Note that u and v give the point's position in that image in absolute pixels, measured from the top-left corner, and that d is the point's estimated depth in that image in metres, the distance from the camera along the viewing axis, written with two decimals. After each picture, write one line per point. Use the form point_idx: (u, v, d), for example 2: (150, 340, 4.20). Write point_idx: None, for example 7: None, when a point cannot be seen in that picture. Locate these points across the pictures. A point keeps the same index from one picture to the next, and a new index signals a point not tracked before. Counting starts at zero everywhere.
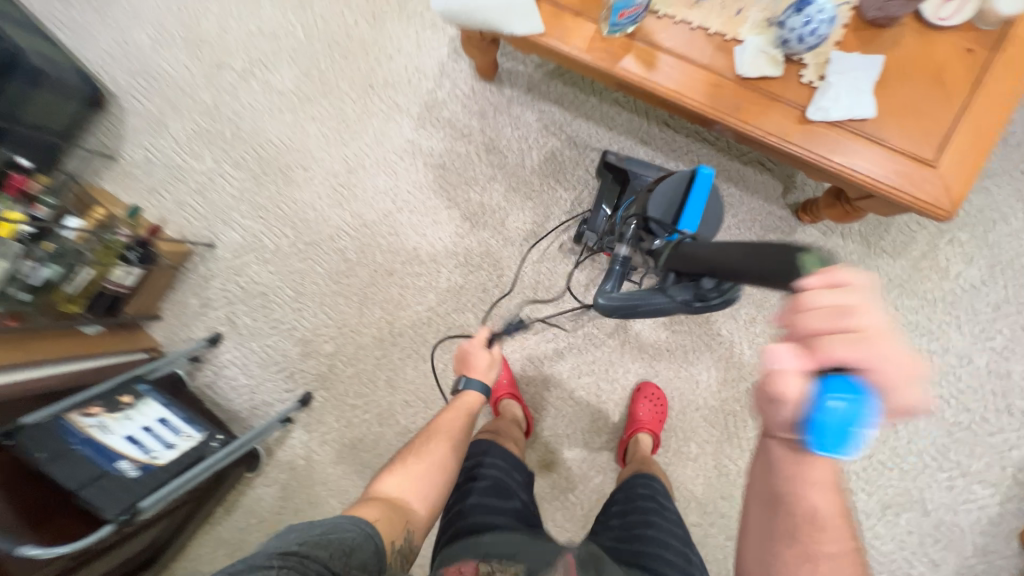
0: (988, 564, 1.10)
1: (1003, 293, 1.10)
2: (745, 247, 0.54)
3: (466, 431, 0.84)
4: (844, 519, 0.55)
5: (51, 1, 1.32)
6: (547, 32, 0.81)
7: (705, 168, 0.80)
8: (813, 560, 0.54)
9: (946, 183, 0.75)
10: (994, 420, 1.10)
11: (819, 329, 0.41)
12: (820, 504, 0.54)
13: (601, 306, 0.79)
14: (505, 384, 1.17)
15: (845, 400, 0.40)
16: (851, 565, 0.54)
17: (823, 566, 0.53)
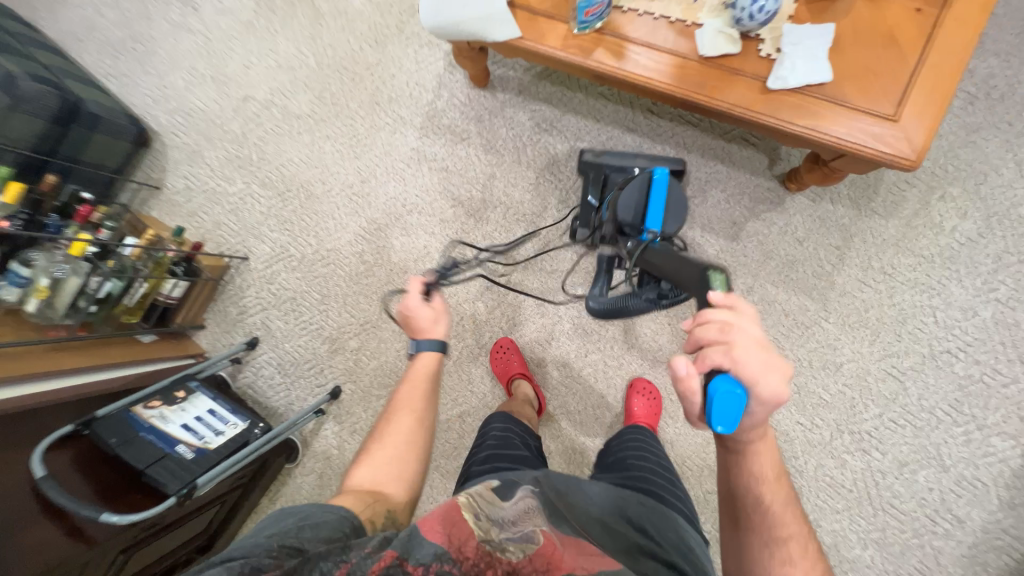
0: (1015, 518, 1.09)
1: (1002, 243, 1.10)
2: (681, 260, 0.75)
3: (428, 399, 0.84)
4: (796, 507, 0.66)
5: (102, 58, 1.52)
6: (524, 35, 0.90)
7: (659, 170, 0.98)
8: (773, 544, 0.64)
9: (908, 135, 0.80)
10: (1007, 371, 1.10)
11: (708, 339, 0.56)
12: (772, 493, 0.65)
13: (594, 308, 1.03)
14: (515, 365, 1.26)
15: (726, 393, 0.53)
16: (807, 548, 0.63)
17: (782, 550, 0.63)
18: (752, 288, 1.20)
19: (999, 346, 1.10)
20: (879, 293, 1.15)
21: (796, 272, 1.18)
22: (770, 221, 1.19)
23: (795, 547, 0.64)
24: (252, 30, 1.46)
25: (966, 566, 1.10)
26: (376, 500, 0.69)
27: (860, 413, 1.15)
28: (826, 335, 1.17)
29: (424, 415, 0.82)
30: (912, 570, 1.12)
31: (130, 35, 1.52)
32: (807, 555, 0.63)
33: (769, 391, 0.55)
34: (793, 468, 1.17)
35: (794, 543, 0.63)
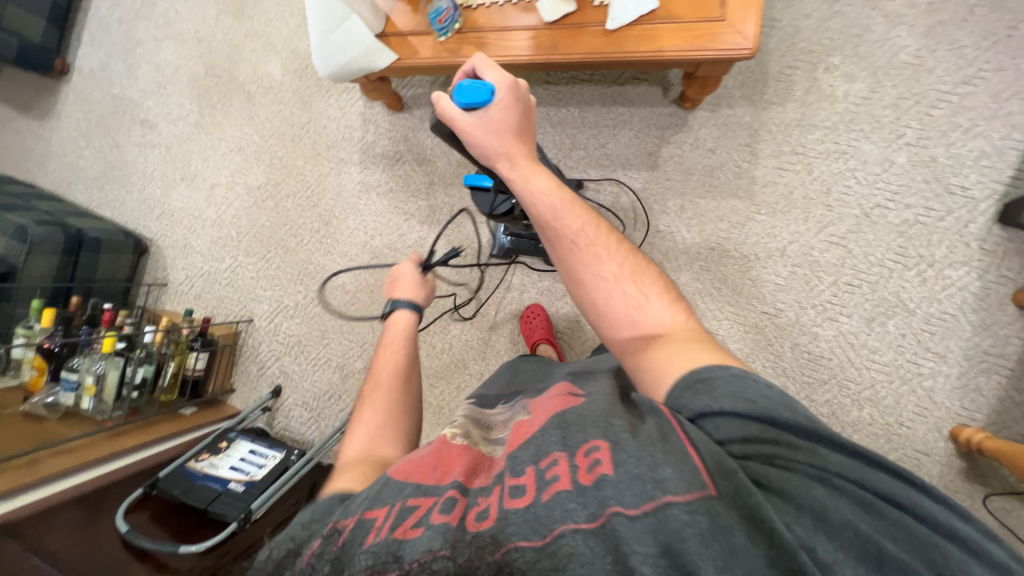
0: (993, 337, 1.12)
1: (893, 92, 1.17)
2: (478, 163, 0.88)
3: (408, 379, 0.82)
4: (572, 200, 0.70)
5: (93, 193, 1.79)
6: (401, 57, 1.05)
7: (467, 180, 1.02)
8: (589, 239, 0.66)
9: (738, 29, 0.90)
10: (939, 204, 1.15)
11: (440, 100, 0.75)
12: (546, 197, 0.69)
13: None
14: (540, 331, 1.32)
15: (464, 89, 0.71)
16: (599, 229, 0.68)
17: (593, 240, 0.66)
18: (686, 204, 1.29)
19: (923, 185, 1.16)
20: (798, 172, 1.22)
21: (718, 178, 1.27)
22: (681, 142, 1.29)
23: (596, 235, 0.67)
24: (202, 127, 1.68)
25: (961, 397, 1.14)
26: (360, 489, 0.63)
27: (816, 286, 1.22)
28: (761, 226, 1.25)
29: (406, 401, 0.80)
30: (911, 415, 1.17)
31: (108, 165, 1.78)
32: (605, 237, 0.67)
33: (498, 68, 0.73)
34: (771, 354, 1.24)
35: (598, 230, 0.67)
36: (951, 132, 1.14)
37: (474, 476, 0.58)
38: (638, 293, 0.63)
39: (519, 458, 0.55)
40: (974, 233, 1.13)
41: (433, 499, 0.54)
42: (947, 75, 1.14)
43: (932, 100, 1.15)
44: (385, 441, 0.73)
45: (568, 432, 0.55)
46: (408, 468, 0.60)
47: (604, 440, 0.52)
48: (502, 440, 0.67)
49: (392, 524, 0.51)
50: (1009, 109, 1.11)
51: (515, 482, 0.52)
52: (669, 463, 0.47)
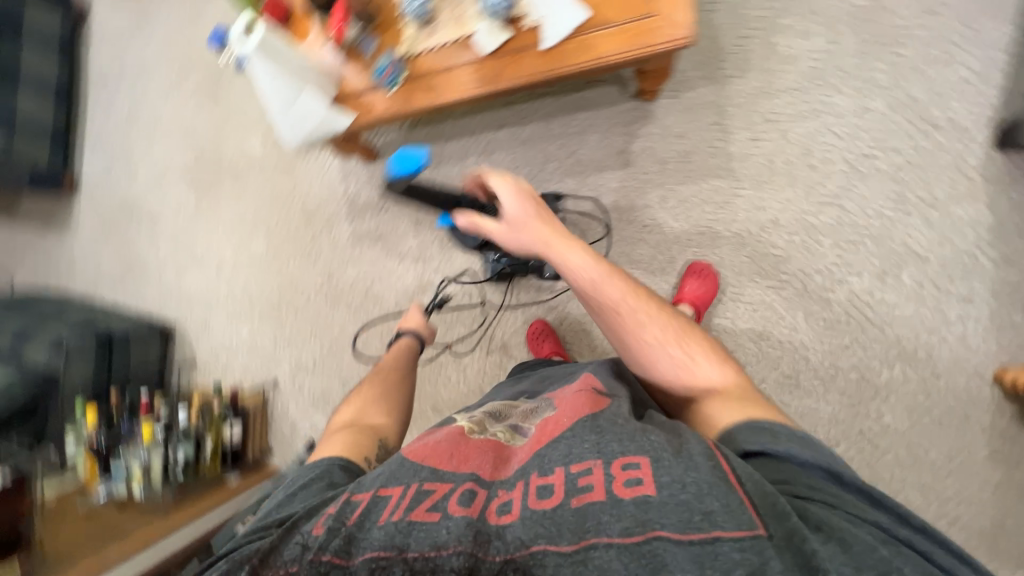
0: (1018, 268, 1.06)
1: (855, 39, 1.13)
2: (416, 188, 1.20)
3: (408, 374, 0.99)
4: (608, 271, 0.82)
5: (117, 291, 1.92)
6: (358, 116, 1.10)
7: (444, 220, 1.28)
8: (629, 308, 0.79)
9: (671, 20, 0.90)
10: (928, 143, 1.10)
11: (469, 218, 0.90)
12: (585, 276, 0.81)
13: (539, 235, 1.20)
14: (548, 347, 1.33)
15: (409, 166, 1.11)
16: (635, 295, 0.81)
17: (632, 308, 0.80)
18: (667, 193, 1.28)
19: (908, 125, 1.11)
20: (774, 139, 1.19)
21: (694, 162, 1.25)
22: (649, 134, 1.28)
23: (635, 303, 0.80)
24: (202, 212, 1.78)
25: (998, 336, 1.08)
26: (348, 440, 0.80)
27: (817, 250, 1.18)
28: (748, 201, 1.22)
29: (403, 388, 0.95)
30: (947, 365, 1.11)
31: (126, 263, 1.90)
32: (641, 304, 0.80)
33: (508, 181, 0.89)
34: (784, 327, 1.20)
35: (635, 297, 0.80)
36: (924, 67, 1.09)
37: (498, 468, 0.66)
38: (686, 355, 0.76)
39: (549, 457, 0.63)
40: (972, 165, 1.08)
41: (450, 486, 0.62)
42: (908, 10, 1.10)
43: (897, 38, 1.11)
44: (376, 410, 0.87)
45: (603, 438, 0.62)
46: (426, 453, 0.68)
47: (645, 457, 0.58)
48: (523, 431, 0.75)
49: (408, 505, 0.60)
50: (983, 29, 1.06)
51: (543, 482, 0.60)
52: (717, 495, 0.52)
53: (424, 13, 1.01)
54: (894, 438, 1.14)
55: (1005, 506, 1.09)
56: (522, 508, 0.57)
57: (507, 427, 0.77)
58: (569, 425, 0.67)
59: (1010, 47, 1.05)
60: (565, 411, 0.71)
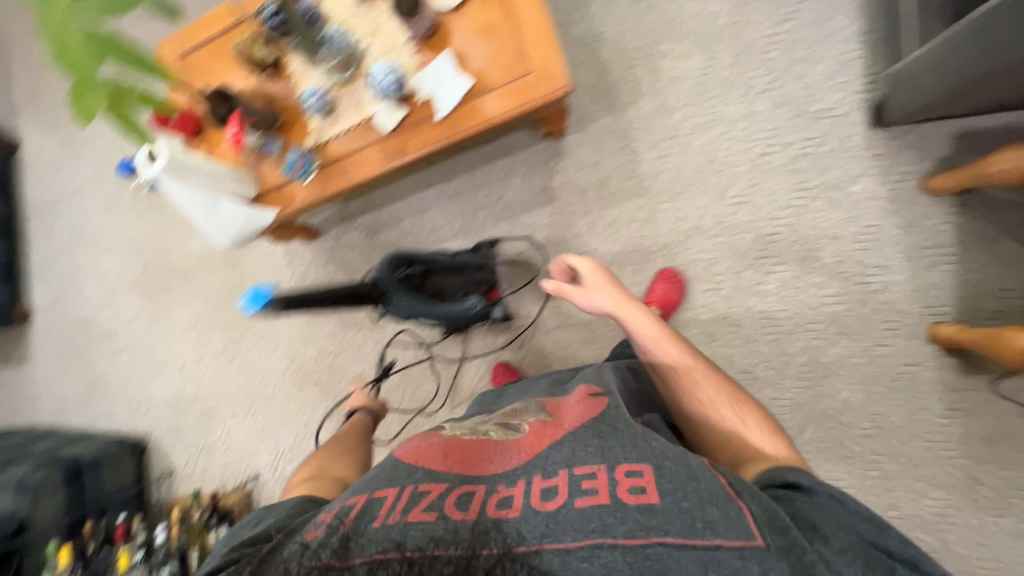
0: (923, 231, 1.12)
1: (728, 53, 1.23)
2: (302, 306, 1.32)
3: (365, 431, 1.03)
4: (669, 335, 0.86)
5: (83, 413, 1.88)
6: (281, 209, 1.14)
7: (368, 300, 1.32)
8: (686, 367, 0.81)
9: (546, 73, 0.97)
10: (815, 132, 1.18)
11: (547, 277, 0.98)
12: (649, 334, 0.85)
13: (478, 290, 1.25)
14: None
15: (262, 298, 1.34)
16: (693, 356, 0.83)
17: (691, 366, 0.81)
18: (594, 220, 1.33)
19: (793, 120, 1.19)
20: (679, 153, 1.27)
21: (612, 186, 1.32)
22: (566, 169, 1.35)
23: (694, 366, 0.81)
24: (157, 317, 1.78)
25: (923, 297, 1.13)
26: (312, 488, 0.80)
27: (741, 247, 1.23)
28: (669, 213, 1.28)
29: (360, 441, 0.98)
30: (886, 333, 1.15)
31: (88, 383, 1.88)
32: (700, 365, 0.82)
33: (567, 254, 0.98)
34: (729, 325, 1.24)
35: (693, 358, 0.82)
36: (794, 66, 1.19)
37: (494, 462, 0.69)
38: (736, 417, 0.75)
39: (553, 459, 0.65)
40: (858, 145, 1.16)
41: (445, 486, 0.65)
42: (767, 21, 1.20)
43: (764, 46, 1.21)
44: (335, 461, 0.89)
45: (605, 444, 0.64)
46: (422, 455, 0.71)
47: (648, 465, 0.60)
48: (516, 427, 0.76)
49: (405, 507, 0.62)
50: (835, 25, 1.16)
51: (547, 483, 0.62)
52: (717, 504, 0.55)
53: (324, 105, 1.07)
54: (855, 411, 1.17)
55: (972, 459, 1.11)
56: (524, 505, 0.60)
57: (498, 425, 0.78)
58: (571, 430, 0.68)
59: (863, 37, 1.15)
60: (565, 418, 0.72)
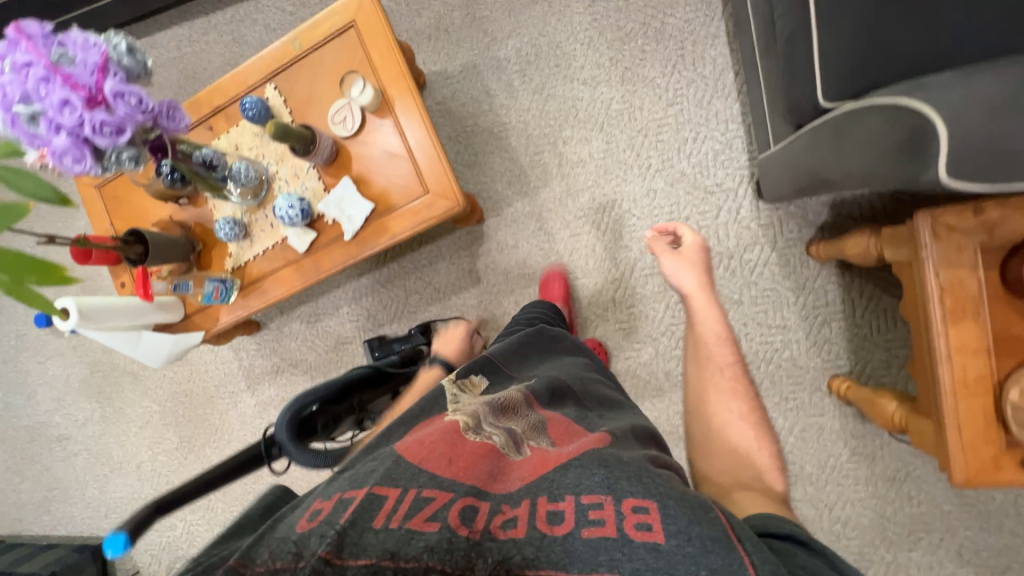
0: (813, 292, 1.22)
1: (624, 136, 1.31)
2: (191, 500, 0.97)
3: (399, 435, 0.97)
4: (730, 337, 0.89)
5: (43, 519, 1.86)
6: (207, 330, 1.18)
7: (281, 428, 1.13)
8: (729, 377, 0.85)
9: (440, 195, 1.04)
10: (709, 206, 1.27)
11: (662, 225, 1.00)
12: (713, 326, 0.89)
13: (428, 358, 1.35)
14: None
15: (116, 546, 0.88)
16: (740, 368, 0.86)
17: (733, 376, 0.85)
18: (519, 298, 1.40)
19: (688, 196, 1.28)
20: (590, 231, 1.34)
21: (532, 266, 1.38)
22: (488, 251, 1.41)
23: (735, 375, 0.85)
24: (109, 417, 1.78)
25: (820, 351, 1.22)
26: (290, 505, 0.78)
27: (655, 315, 1.31)
28: (587, 287, 1.35)
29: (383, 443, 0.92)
30: (791, 388, 1.23)
31: (45, 488, 1.86)
32: (742, 377, 0.85)
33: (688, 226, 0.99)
34: (652, 389, 1.31)
35: (736, 367, 0.86)
36: (683, 146, 1.28)
37: (498, 480, 0.62)
38: (755, 441, 0.77)
39: (559, 482, 0.58)
40: (747, 217, 1.25)
41: (450, 495, 0.58)
42: (655, 106, 1.29)
43: (655, 129, 1.29)
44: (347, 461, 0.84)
45: (613, 473, 0.58)
46: (427, 455, 0.64)
47: (652, 501, 0.54)
48: (519, 446, 0.70)
49: (407, 512, 0.54)
50: (715, 109, 1.26)
51: (553, 508, 0.55)
52: (718, 553, 0.49)
53: (236, 232, 1.11)
54: None
55: (879, 498, 1.20)
56: (530, 528, 0.53)
57: (505, 433, 0.71)
58: (578, 456, 0.63)
59: (740, 118, 1.24)
60: (567, 449, 0.67)
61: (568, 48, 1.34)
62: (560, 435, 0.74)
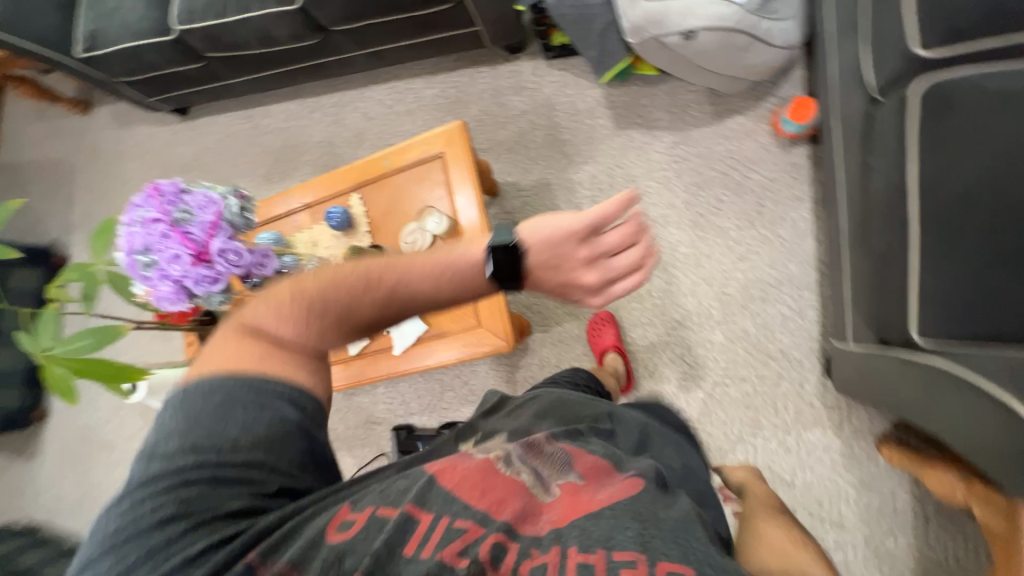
0: (879, 493, 1.09)
1: (688, 280, 1.28)
2: None
3: (367, 325, 0.66)
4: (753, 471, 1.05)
5: (75, 519, 1.98)
6: None
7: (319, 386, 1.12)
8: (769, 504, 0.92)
9: (492, 332, 1.06)
10: (769, 371, 1.19)
11: None
12: (740, 471, 1.05)
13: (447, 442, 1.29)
14: None
15: None
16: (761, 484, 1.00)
17: (768, 499, 0.94)
18: None
19: (749, 356, 1.21)
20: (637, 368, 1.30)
21: None
22: (529, 365, 1.40)
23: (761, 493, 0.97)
24: None
25: (881, 565, 1.07)
26: (242, 312, 0.64)
27: None
28: None
29: (335, 320, 0.64)
30: None
31: (84, 489, 1.99)
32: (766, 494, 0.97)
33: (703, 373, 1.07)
34: None
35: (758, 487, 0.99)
36: (750, 304, 1.23)
37: (529, 519, 0.55)
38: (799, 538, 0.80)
39: (587, 531, 0.50)
40: (811, 392, 1.16)
41: (479, 531, 0.53)
42: (724, 257, 1.26)
43: (721, 280, 1.26)
44: (304, 304, 0.63)
45: (645, 527, 0.50)
46: (456, 479, 0.59)
47: (691, 569, 0.45)
48: (548, 485, 0.61)
49: (438, 543, 0.51)
50: (790, 272, 1.21)
51: (583, 561, 0.47)
52: None
53: None
54: None
55: None
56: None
57: (532, 471, 0.63)
58: (610, 505, 0.54)
59: (816, 288, 1.18)
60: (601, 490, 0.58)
61: (643, 183, 1.35)
62: (591, 470, 0.64)
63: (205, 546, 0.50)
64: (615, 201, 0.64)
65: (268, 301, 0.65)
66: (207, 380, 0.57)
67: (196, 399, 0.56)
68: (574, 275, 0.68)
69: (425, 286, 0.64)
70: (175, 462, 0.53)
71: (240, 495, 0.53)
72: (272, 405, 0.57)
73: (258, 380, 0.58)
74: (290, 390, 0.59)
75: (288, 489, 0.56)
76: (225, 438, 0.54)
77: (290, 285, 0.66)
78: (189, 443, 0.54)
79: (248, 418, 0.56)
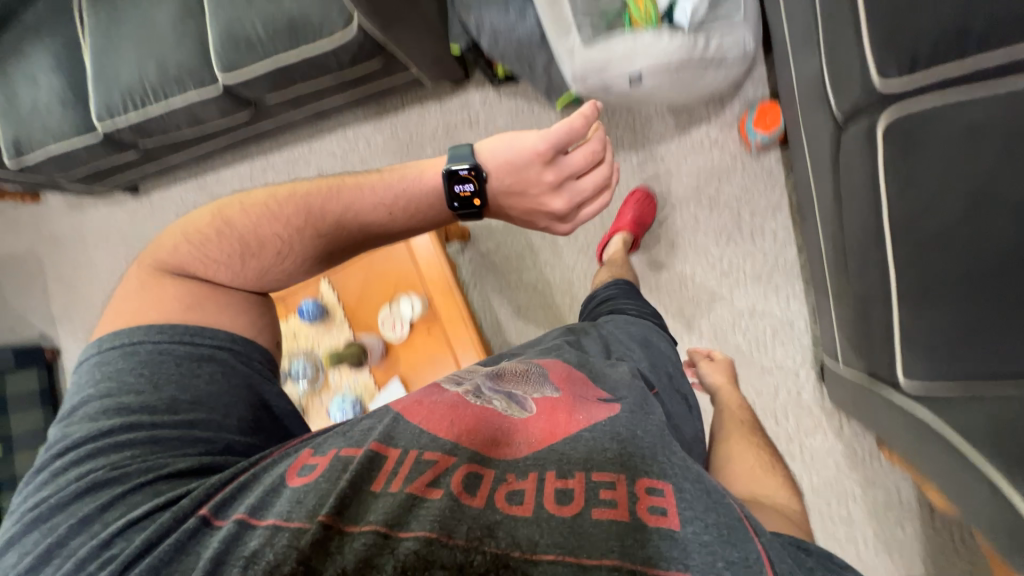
0: (882, 487, 1.13)
1: (674, 303, 1.26)
2: None
3: (318, 253, 0.72)
4: (728, 378, 1.09)
5: None
6: None
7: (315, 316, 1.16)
8: (742, 424, 0.93)
9: None
10: (765, 384, 1.20)
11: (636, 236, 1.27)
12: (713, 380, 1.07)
13: None
14: None
15: None
16: (733, 396, 1.03)
17: (744, 418, 0.96)
18: None
19: (744, 373, 1.21)
20: None
21: None
22: None
23: (735, 409, 0.99)
24: None
25: (890, 551, 1.12)
26: (161, 266, 0.70)
27: None
28: None
29: (283, 247, 0.70)
30: None
31: None
32: (738, 406, 0.99)
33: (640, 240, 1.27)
34: None
35: (734, 400, 1.01)
36: (738, 320, 1.21)
37: (501, 446, 0.56)
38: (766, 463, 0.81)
39: (569, 458, 0.54)
40: (809, 399, 1.17)
41: (451, 460, 0.53)
42: (707, 275, 1.23)
43: (707, 299, 1.24)
44: (238, 237, 0.70)
45: (623, 451, 0.54)
46: (425, 415, 0.59)
47: (667, 483, 0.50)
48: (524, 404, 0.65)
49: (408, 476, 0.50)
50: (774, 284, 1.19)
51: (562, 485, 0.50)
52: (734, 544, 0.45)
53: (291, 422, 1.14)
54: None
55: None
56: (537, 507, 0.47)
57: (505, 396, 0.66)
58: (586, 429, 0.58)
59: (803, 296, 1.17)
60: (575, 409, 0.63)
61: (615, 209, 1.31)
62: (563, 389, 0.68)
63: (146, 510, 0.49)
64: (581, 113, 0.69)
65: (193, 240, 0.70)
66: (130, 345, 0.63)
67: (122, 364, 0.62)
68: (539, 199, 0.74)
69: (377, 215, 0.71)
70: (112, 423, 0.57)
71: (180, 448, 0.57)
72: (203, 357, 0.64)
73: (185, 334, 0.64)
74: (218, 336, 0.66)
75: (231, 442, 0.60)
76: (160, 396, 0.59)
77: (221, 219, 0.71)
78: (117, 403, 0.58)
79: (182, 371, 0.62)
